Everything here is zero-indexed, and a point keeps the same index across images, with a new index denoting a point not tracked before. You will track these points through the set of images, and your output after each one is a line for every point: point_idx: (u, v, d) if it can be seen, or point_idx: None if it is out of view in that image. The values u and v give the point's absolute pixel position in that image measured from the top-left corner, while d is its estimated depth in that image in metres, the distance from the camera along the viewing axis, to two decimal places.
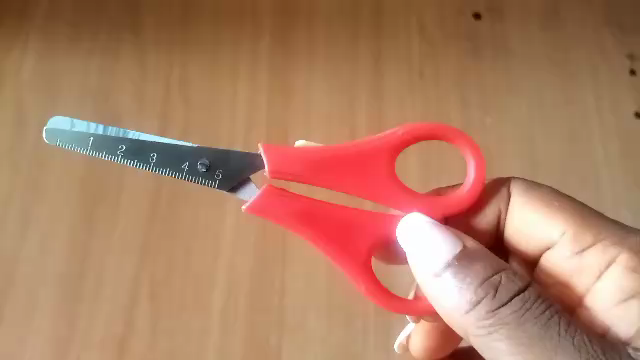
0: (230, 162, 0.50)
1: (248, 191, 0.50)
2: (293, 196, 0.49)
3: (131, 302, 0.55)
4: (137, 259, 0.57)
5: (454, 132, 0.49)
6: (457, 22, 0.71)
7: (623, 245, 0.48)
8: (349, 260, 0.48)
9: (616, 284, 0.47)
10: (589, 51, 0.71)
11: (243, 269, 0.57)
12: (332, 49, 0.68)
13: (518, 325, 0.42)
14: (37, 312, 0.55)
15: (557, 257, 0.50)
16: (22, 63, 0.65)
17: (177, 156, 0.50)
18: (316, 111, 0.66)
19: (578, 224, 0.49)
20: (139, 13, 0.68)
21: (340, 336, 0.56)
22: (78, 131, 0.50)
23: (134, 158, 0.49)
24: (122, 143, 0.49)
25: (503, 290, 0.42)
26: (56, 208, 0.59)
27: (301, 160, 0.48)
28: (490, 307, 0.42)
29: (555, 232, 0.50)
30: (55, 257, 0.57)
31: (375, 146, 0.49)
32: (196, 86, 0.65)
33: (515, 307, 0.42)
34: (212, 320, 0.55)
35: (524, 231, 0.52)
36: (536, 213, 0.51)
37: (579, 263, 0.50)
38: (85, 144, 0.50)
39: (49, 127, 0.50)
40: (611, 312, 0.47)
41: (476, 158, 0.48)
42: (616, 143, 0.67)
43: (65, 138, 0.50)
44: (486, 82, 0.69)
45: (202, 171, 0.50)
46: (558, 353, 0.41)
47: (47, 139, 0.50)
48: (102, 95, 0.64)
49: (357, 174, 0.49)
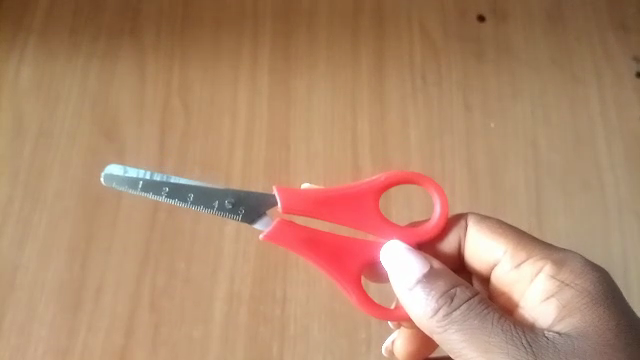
0: (252, 198, 0.50)
1: (264, 221, 0.50)
2: (302, 228, 0.49)
3: (131, 311, 0.55)
4: (136, 268, 0.57)
5: (419, 177, 0.50)
6: (459, 24, 0.70)
7: (551, 256, 0.47)
8: (352, 289, 0.49)
9: (541, 284, 0.46)
10: (594, 52, 0.70)
11: (244, 278, 0.57)
12: (333, 51, 0.68)
13: (465, 324, 0.42)
14: (37, 321, 0.54)
15: (506, 273, 0.50)
16: (22, 68, 0.65)
17: (209, 195, 0.49)
18: (317, 114, 0.65)
19: (516, 243, 0.49)
20: (139, 18, 0.67)
21: (341, 347, 0.56)
22: (131, 176, 0.50)
23: (174, 197, 0.49)
24: (166, 185, 0.50)
25: (458, 297, 0.43)
26: (56, 216, 0.58)
27: (305, 199, 0.49)
28: (447, 311, 0.42)
29: (499, 251, 0.50)
30: (54, 266, 0.56)
31: (360, 188, 0.50)
32: (196, 90, 0.65)
33: (465, 309, 0.42)
34: (213, 330, 0.55)
35: (479, 254, 0.52)
36: (484, 235, 0.51)
37: (518, 273, 0.49)
38: (135, 186, 0.50)
39: (105, 172, 0.51)
40: (537, 308, 0.46)
41: (441, 197, 0.50)
42: (621, 147, 0.66)
43: (119, 181, 0.50)
44: (489, 85, 0.68)
45: (228, 206, 0.49)
46: (497, 345, 0.41)
47: (104, 182, 0.51)
48: (101, 100, 0.63)
49: (347, 211, 0.50)
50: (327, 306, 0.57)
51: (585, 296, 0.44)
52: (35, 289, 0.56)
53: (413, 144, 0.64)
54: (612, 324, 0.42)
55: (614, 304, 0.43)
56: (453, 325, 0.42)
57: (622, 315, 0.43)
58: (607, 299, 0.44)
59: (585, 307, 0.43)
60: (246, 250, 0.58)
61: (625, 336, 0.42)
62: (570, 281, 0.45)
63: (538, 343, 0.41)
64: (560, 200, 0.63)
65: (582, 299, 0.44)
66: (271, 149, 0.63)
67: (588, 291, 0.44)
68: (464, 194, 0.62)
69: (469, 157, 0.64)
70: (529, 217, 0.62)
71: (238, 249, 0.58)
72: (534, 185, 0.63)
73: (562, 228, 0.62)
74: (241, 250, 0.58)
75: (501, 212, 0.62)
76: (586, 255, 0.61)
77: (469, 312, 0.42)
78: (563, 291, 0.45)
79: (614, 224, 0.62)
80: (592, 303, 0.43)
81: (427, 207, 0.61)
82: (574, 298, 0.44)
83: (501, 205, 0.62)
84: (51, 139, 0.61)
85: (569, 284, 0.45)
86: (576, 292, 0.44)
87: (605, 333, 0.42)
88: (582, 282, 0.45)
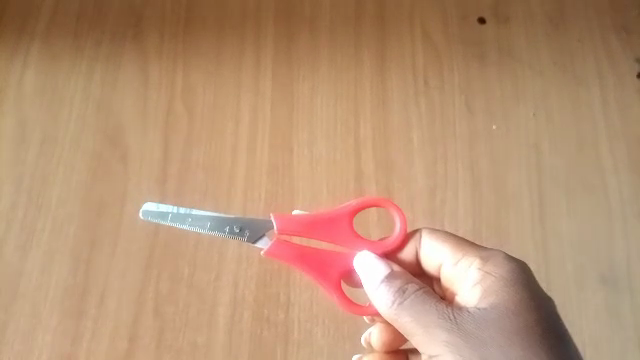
0: (258, 221, 0.53)
1: (265, 240, 0.52)
2: (296, 250, 0.52)
3: (135, 317, 0.55)
4: (140, 274, 0.57)
5: (387, 203, 0.52)
6: (461, 26, 0.70)
7: (487, 255, 0.49)
8: (335, 292, 0.52)
9: (473, 275, 0.48)
10: (596, 55, 0.70)
11: (248, 283, 0.57)
12: (336, 55, 0.68)
13: (417, 312, 0.44)
14: (41, 328, 0.54)
15: (451, 273, 0.51)
16: (24, 74, 0.65)
17: (220, 221, 0.52)
18: (319, 118, 0.65)
19: (458, 245, 0.51)
20: (141, 23, 0.68)
21: (344, 350, 0.56)
22: (163, 208, 0.54)
23: (196, 224, 0.52)
24: (190, 214, 0.53)
25: (409, 291, 0.45)
26: (59, 222, 0.58)
27: (296, 224, 0.52)
28: (402, 301, 0.45)
29: (444, 254, 0.51)
30: (58, 272, 0.56)
31: (340, 213, 0.53)
32: (198, 94, 0.65)
33: (417, 300, 0.45)
34: (218, 335, 0.55)
35: (431, 261, 0.52)
36: (433, 241, 0.52)
37: (459, 270, 0.50)
38: (164, 216, 0.53)
39: (143, 207, 0.54)
40: (472, 298, 0.47)
41: (400, 216, 0.52)
42: (623, 149, 0.65)
43: (153, 213, 0.54)
44: (491, 87, 0.68)
45: (235, 229, 0.52)
46: (443, 327, 0.44)
47: (142, 216, 0.54)
48: (104, 106, 0.64)
49: (332, 234, 0.52)
50: (330, 310, 0.57)
51: (506, 281, 0.46)
52: (38, 295, 0.56)
53: (416, 147, 0.64)
54: (527, 307, 0.45)
55: (532, 291, 0.46)
56: (405, 313, 0.45)
57: (537, 301, 0.46)
58: (526, 286, 0.46)
59: (505, 291, 0.46)
60: (250, 255, 0.58)
61: (539, 318, 0.45)
62: (496, 270, 0.47)
63: (469, 323, 0.44)
64: (562, 203, 0.63)
65: (504, 283, 0.46)
66: (274, 153, 0.63)
67: (509, 276, 0.47)
68: (467, 197, 0.62)
69: (471, 160, 0.64)
70: (531, 220, 0.62)
71: (242, 253, 0.58)
72: (537, 188, 0.63)
73: (566, 231, 0.61)
74: (244, 254, 0.58)
75: (505, 215, 0.62)
76: (589, 258, 0.60)
77: (421, 302, 0.45)
78: (494, 282, 0.47)
79: (617, 227, 0.62)
80: (512, 287, 0.46)
81: (429, 210, 0.61)
82: (498, 283, 0.46)
83: (504, 208, 0.62)
84: (54, 145, 0.62)
85: (495, 272, 0.47)
86: (499, 278, 0.47)
87: (520, 314, 0.44)
88: (505, 271, 0.47)
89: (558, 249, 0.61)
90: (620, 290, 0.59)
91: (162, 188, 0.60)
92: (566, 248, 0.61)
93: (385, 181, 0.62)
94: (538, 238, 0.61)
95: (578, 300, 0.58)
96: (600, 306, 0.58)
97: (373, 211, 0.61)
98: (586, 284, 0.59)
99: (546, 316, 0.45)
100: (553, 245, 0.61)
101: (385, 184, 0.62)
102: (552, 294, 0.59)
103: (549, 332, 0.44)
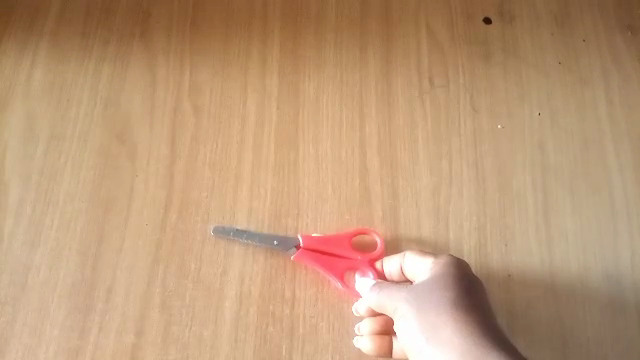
0: (294, 237, 0.59)
1: (293, 247, 0.58)
2: (317, 259, 0.58)
3: (142, 311, 0.55)
4: (147, 269, 0.57)
5: (372, 233, 0.60)
6: (466, 26, 0.71)
7: (444, 258, 0.54)
8: (338, 279, 0.57)
9: (424, 269, 0.54)
10: (601, 54, 0.70)
11: (254, 278, 0.57)
12: (342, 53, 0.69)
13: (391, 294, 0.53)
14: (48, 321, 0.55)
15: (414, 273, 0.55)
16: (33, 72, 0.66)
17: (266, 235, 0.58)
18: (325, 115, 0.65)
19: (423, 255, 0.55)
20: (149, 23, 0.69)
21: (350, 346, 0.55)
22: (235, 226, 0.59)
23: (249, 235, 0.58)
24: (247, 230, 0.59)
25: (385, 285, 0.54)
26: (67, 217, 0.59)
27: (314, 240, 0.58)
28: (380, 289, 0.54)
29: (417, 263, 0.55)
30: (65, 266, 0.57)
31: (344, 235, 0.59)
32: (205, 92, 0.65)
33: (393, 287, 0.53)
34: (224, 329, 0.55)
35: (404, 268, 0.56)
36: (412, 254, 0.56)
37: (417, 270, 0.55)
38: (234, 230, 0.59)
39: (215, 225, 0.59)
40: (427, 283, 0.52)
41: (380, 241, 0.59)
42: (628, 148, 0.66)
43: (227, 229, 0.59)
44: (496, 86, 0.68)
45: (274, 241, 0.58)
46: (406, 303, 0.51)
47: (214, 233, 0.59)
48: (112, 103, 0.64)
49: (340, 251, 0.58)
50: (335, 306, 0.57)
51: (449, 266, 0.53)
52: (47, 289, 0.56)
53: (421, 145, 0.64)
54: (463, 288, 0.51)
55: (473, 283, 0.52)
56: (382, 296, 0.53)
57: (473, 286, 0.51)
58: (469, 278, 0.52)
59: (457, 279, 0.51)
60: (255, 252, 0.59)
61: (475, 304, 0.50)
62: (442, 259, 0.53)
63: (425, 302, 0.50)
64: (567, 201, 0.63)
65: (447, 268, 0.52)
66: (280, 151, 0.63)
67: (452, 264, 0.53)
68: (472, 195, 0.62)
69: (476, 159, 0.64)
70: (536, 219, 0.62)
71: (248, 251, 0.59)
72: (541, 186, 0.64)
73: (569, 230, 0.62)
74: (250, 251, 0.59)
75: (509, 213, 0.62)
76: (593, 257, 0.60)
77: (396, 288, 0.53)
78: (444, 273, 0.52)
79: (621, 226, 0.62)
80: (459, 275, 0.52)
81: (434, 207, 0.62)
82: (438, 269, 0.53)
83: (508, 206, 0.62)
84: (62, 141, 0.62)
85: (443, 262, 0.53)
86: (459, 274, 0.52)
87: (455, 292, 0.50)
88: (465, 271, 0.53)
89: (562, 247, 0.61)
90: (625, 288, 0.59)
91: (169, 184, 0.61)
92: (572, 247, 0.61)
93: (390, 179, 0.63)
94: (542, 236, 0.61)
95: (583, 299, 0.58)
96: (605, 305, 0.58)
97: (378, 208, 0.61)
98: (590, 283, 0.59)
99: (481, 298, 0.51)
100: (558, 243, 0.61)
101: (390, 181, 0.62)
102: (557, 291, 0.59)
103: (482, 311, 0.50)
